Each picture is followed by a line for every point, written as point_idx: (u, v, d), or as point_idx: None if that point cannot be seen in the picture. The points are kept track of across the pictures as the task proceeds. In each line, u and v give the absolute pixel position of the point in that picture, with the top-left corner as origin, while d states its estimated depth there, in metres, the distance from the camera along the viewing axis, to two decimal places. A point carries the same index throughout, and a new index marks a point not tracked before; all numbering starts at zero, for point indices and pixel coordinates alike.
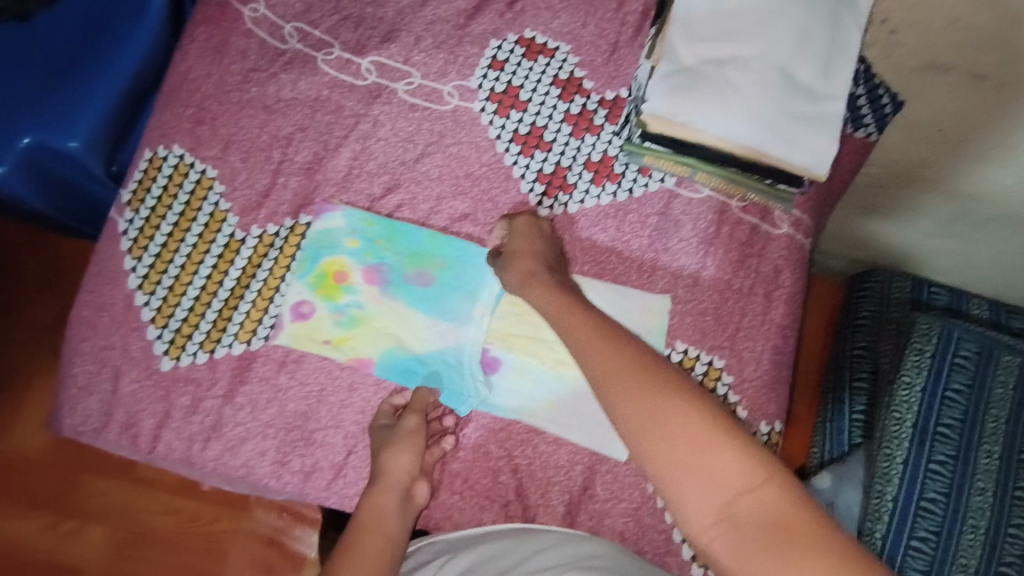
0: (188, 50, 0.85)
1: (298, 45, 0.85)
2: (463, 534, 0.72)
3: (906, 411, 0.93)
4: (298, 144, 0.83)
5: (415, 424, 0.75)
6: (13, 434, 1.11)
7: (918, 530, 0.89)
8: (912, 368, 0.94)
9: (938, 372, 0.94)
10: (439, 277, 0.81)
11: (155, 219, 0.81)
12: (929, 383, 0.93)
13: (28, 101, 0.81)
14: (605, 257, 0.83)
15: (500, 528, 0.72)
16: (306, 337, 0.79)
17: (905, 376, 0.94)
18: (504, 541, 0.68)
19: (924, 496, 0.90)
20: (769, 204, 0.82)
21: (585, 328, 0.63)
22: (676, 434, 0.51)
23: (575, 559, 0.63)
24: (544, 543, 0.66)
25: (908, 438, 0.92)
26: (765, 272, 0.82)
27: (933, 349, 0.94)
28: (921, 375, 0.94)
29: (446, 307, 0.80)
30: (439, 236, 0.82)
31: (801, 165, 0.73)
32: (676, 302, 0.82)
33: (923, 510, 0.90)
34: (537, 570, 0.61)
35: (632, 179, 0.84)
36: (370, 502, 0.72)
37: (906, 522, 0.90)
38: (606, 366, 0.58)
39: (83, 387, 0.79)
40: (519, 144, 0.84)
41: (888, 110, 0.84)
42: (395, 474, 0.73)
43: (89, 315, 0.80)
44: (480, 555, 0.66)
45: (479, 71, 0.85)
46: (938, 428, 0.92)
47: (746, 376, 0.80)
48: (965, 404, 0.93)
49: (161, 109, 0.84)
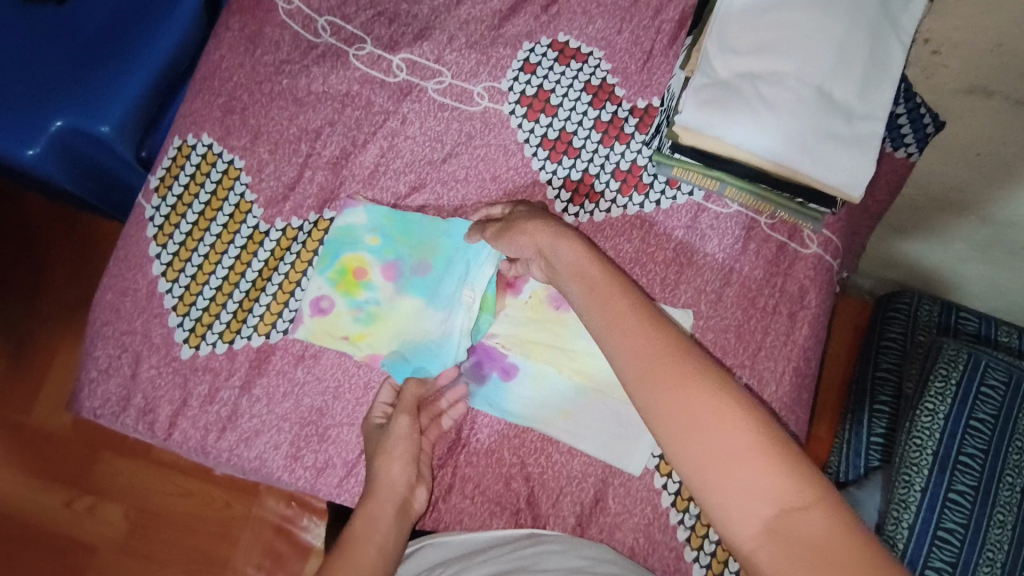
0: (223, 39, 0.85)
1: (331, 39, 0.85)
2: (457, 539, 0.70)
3: (927, 438, 0.91)
4: (326, 138, 0.83)
5: (405, 424, 0.73)
6: (35, 407, 1.13)
7: (933, 560, 0.87)
8: (935, 396, 0.91)
9: (963, 401, 0.91)
10: (435, 263, 0.80)
11: (181, 207, 0.81)
12: (953, 411, 0.91)
13: (64, 86, 0.82)
14: (629, 268, 0.82)
15: (503, 534, 0.71)
16: (325, 332, 0.79)
17: (930, 401, 0.92)
18: (510, 545, 0.67)
19: (941, 526, 0.87)
20: (799, 223, 0.80)
21: (614, 307, 0.59)
22: (720, 441, 0.49)
23: (584, 565, 0.62)
24: (553, 546, 0.66)
25: (928, 466, 0.90)
26: (791, 291, 0.81)
27: (959, 377, 0.91)
28: (945, 403, 0.91)
29: (453, 296, 0.80)
30: (435, 220, 0.81)
31: (833, 185, 0.71)
32: (698, 317, 0.80)
33: (939, 540, 0.87)
34: (552, 569, 0.60)
35: (660, 191, 0.83)
36: (365, 507, 0.68)
37: (921, 550, 0.87)
38: (639, 355, 0.55)
39: (104, 370, 0.79)
40: (547, 149, 0.83)
41: (930, 129, 0.82)
42: (388, 483, 0.70)
43: (112, 299, 0.80)
44: (489, 557, 0.65)
45: (511, 74, 0.84)
46: (959, 458, 0.90)
47: (766, 397, 0.79)
48: (990, 434, 0.90)
49: (193, 97, 0.84)
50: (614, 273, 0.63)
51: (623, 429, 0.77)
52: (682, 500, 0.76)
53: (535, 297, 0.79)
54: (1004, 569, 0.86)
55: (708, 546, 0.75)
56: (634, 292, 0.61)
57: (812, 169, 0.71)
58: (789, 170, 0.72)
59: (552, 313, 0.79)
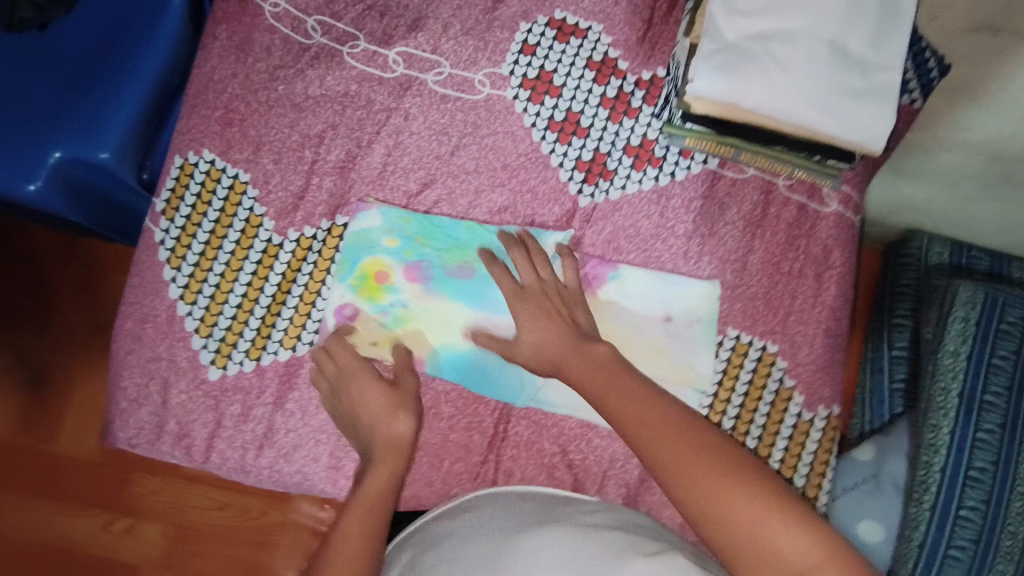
0: (212, 50, 0.83)
1: (322, 39, 0.82)
2: (494, 492, 0.70)
3: (950, 381, 0.83)
4: (330, 142, 0.81)
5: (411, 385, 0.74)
6: (61, 436, 1.12)
7: (965, 500, 0.80)
8: (954, 338, 0.84)
9: (983, 340, 0.83)
10: (479, 270, 0.79)
11: (191, 228, 0.80)
12: (975, 351, 0.83)
13: (57, 115, 0.80)
14: (650, 244, 0.80)
15: (541, 490, 0.71)
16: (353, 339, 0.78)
17: (949, 343, 0.84)
18: (546, 501, 0.67)
19: (972, 466, 0.80)
20: (818, 181, 0.79)
21: (602, 381, 0.65)
22: (718, 491, 0.51)
23: (615, 521, 0.62)
24: (592, 507, 0.66)
25: (953, 409, 0.82)
26: (815, 252, 0.80)
27: (978, 317, 0.84)
28: (966, 344, 0.83)
29: (491, 299, 0.78)
30: (478, 227, 0.80)
31: (855, 140, 0.69)
32: (725, 287, 0.79)
33: (971, 481, 0.80)
34: (589, 523, 0.61)
35: (673, 162, 0.81)
36: (362, 490, 0.66)
37: (953, 493, 0.80)
38: (636, 417, 0.59)
39: (132, 400, 0.79)
40: (555, 131, 0.82)
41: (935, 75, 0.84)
42: (400, 439, 0.70)
43: (133, 327, 0.79)
44: (523, 507, 0.65)
45: (510, 57, 0.82)
46: (985, 397, 0.82)
47: (799, 360, 0.79)
48: (1014, 370, 0.82)
49: (189, 113, 0.82)
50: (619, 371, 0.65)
51: None
52: None
53: None
54: None
55: None
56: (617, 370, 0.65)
57: (829, 125, 0.69)
58: (808, 129, 0.70)
59: None
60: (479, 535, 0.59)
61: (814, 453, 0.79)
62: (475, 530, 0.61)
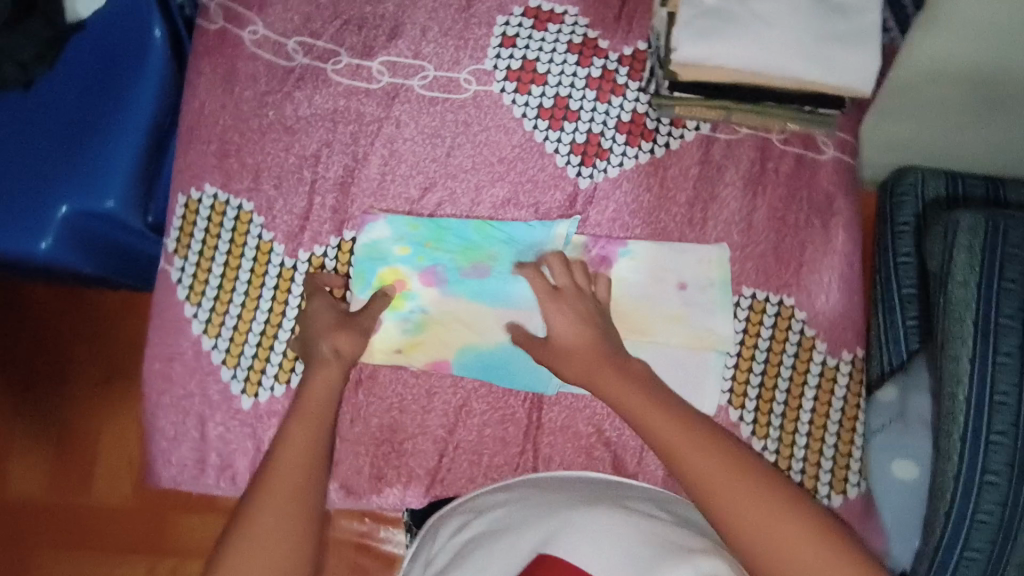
0: (198, 85, 0.83)
1: (304, 59, 0.83)
2: (543, 476, 0.73)
3: (963, 308, 0.76)
4: (327, 159, 0.82)
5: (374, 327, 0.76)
6: (96, 486, 1.13)
7: (994, 426, 0.72)
8: (962, 267, 0.77)
9: (993, 262, 0.75)
10: (494, 267, 0.79)
11: (204, 263, 0.81)
12: (985, 274, 0.75)
13: (57, 171, 0.81)
14: (655, 216, 0.81)
15: (584, 477, 0.72)
16: (381, 349, 0.79)
17: (957, 272, 0.77)
18: (596, 487, 0.69)
19: (996, 392, 0.72)
20: (811, 131, 0.80)
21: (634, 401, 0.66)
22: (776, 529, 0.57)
23: (655, 507, 0.64)
24: (636, 493, 0.68)
25: (970, 336, 0.74)
26: (819, 201, 0.81)
27: (984, 243, 0.76)
28: (976, 270, 0.76)
29: (509, 293, 0.79)
30: (486, 224, 0.80)
31: (844, 84, 0.71)
32: (733, 248, 0.80)
33: (997, 405, 0.72)
34: (640, 507, 0.63)
35: (666, 133, 0.82)
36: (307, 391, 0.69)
37: (980, 421, 0.72)
38: (675, 442, 0.63)
39: (171, 439, 0.80)
40: (546, 118, 0.82)
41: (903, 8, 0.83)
42: (344, 352, 0.72)
43: (161, 367, 0.80)
44: (573, 488, 0.68)
45: (492, 51, 0.83)
46: (1001, 319, 0.74)
47: (818, 308, 0.80)
48: None
49: (185, 150, 0.82)
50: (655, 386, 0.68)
51: (695, 375, 0.78)
52: (760, 428, 0.79)
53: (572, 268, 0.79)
54: None
55: (796, 465, 0.79)
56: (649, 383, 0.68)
57: (816, 71, 0.70)
58: (795, 80, 0.72)
59: None
60: (525, 511, 0.63)
61: (844, 401, 0.80)
62: (508, 515, 0.63)
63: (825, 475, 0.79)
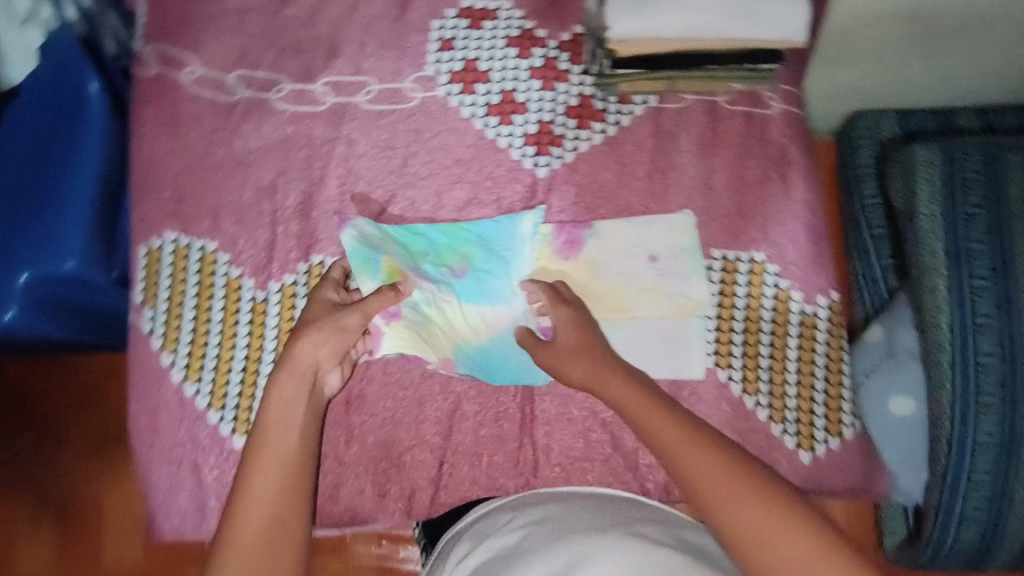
0: (144, 134, 0.83)
1: (247, 91, 0.83)
2: (555, 494, 0.71)
3: (931, 239, 0.77)
4: (284, 188, 0.81)
5: (355, 325, 0.70)
6: (104, 553, 1.11)
7: (980, 347, 0.73)
8: (924, 201, 0.78)
9: (952, 192, 0.77)
10: (470, 265, 0.79)
11: (175, 308, 0.81)
12: (946, 205, 0.77)
13: (11, 240, 0.80)
14: (617, 193, 0.81)
15: (591, 493, 0.71)
16: (404, 339, 0.78)
17: (922, 206, 0.78)
18: (606, 506, 0.67)
19: (976, 313, 0.73)
20: (755, 88, 0.81)
21: (633, 402, 0.64)
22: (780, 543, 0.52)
23: (671, 531, 0.62)
24: (650, 515, 0.65)
25: (941, 265, 0.75)
26: (773, 155, 0.82)
27: (941, 175, 0.78)
28: (937, 202, 0.77)
29: (489, 290, 0.78)
30: (454, 226, 0.80)
31: (778, 36, 0.72)
32: (698, 214, 0.80)
33: (978, 326, 0.73)
34: (649, 531, 0.60)
35: (615, 110, 0.82)
36: (269, 407, 0.64)
37: (965, 345, 0.73)
38: (680, 447, 0.59)
39: (167, 490, 0.79)
40: (495, 114, 0.82)
41: None
42: (305, 361, 0.66)
43: (147, 420, 0.79)
44: (585, 510, 0.66)
45: (432, 56, 0.83)
46: (969, 245, 0.75)
47: (788, 259, 0.80)
48: (993, 213, 0.76)
49: (140, 200, 0.82)
50: (652, 387, 0.66)
51: (679, 342, 0.79)
52: (750, 384, 0.78)
53: (542, 257, 0.79)
54: None
55: (789, 416, 0.78)
56: (652, 391, 0.65)
57: (749, 27, 0.72)
58: (732, 39, 0.73)
59: (565, 267, 0.79)
60: (535, 536, 0.61)
61: (827, 345, 0.79)
62: (519, 543, 0.61)
63: (818, 426, 0.78)
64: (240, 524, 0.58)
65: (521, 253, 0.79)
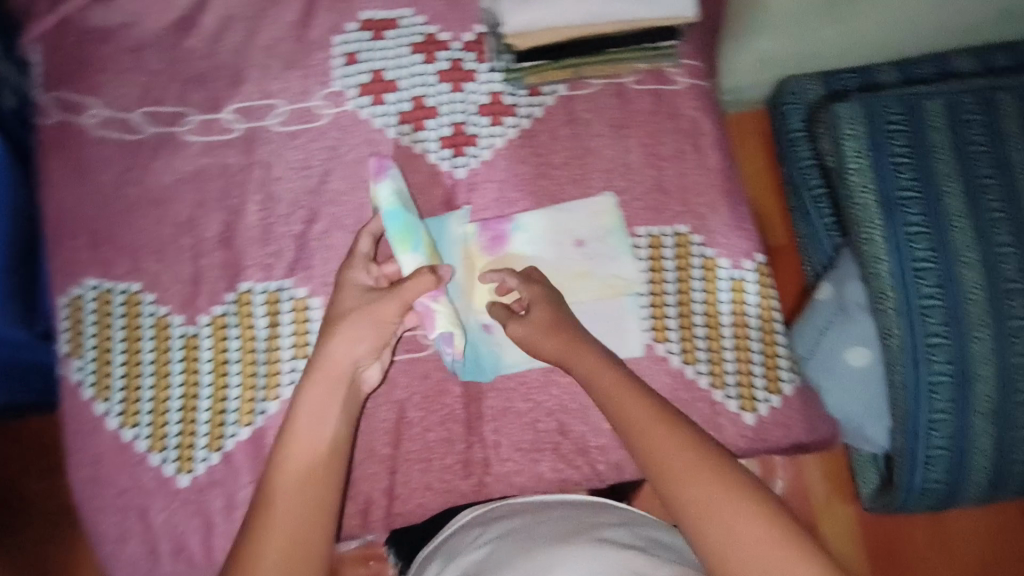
0: (52, 181, 0.81)
1: (153, 128, 0.82)
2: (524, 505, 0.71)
3: (864, 193, 0.86)
4: (203, 220, 0.80)
5: (394, 314, 0.66)
6: None
7: (924, 290, 0.82)
8: (852, 159, 0.87)
9: (879, 148, 0.86)
10: None
11: (105, 355, 0.78)
12: (876, 160, 0.86)
13: None
14: (537, 182, 0.82)
15: (562, 502, 0.71)
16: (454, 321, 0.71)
17: (852, 162, 0.87)
18: (575, 512, 0.68)
19: (915, 258, 0.83)
20: (659, 66, 0.83)
21: (603, 385, 0.65)
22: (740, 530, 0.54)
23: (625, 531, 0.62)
24: (616, 519, 0.66)
25: (878, 214, 0.84)
26: (685, 128, 0.84)
27: (866, 131, 0.87)
28: (865, 158, 0.86)
29: None
30: None
31: (667, 14, 0.74)
32: (619, 194, 0.81)
33: (919, 271, 0.82)
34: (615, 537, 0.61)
35: (525, 102, 0.83)
36: (298, 413, 0.63)
37: (909, 289, 0.82)
38: (646, 430, 0.61)
39: (115, 542, 0.76)
40: (409, 121, 0.82)
41: None
42: (340, 359, 0.65)
43: (87, 472, 0.77)
44: (553, 516, 0.66)
45: (338, 72, 0.83)
46: (900, 193, 0.84)
47: (712, 228, 0.82)
48: (918, 163, 0.85)
49: (55, 249, 0.80)
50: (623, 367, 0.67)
51: (615, 322, 0.79)
52: (689, 354, 0.79)
53: (471, 256, 0.80)
54: (982, 266, 0.82)
55: (729, 379, 0.79)
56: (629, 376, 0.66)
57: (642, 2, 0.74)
58: (624, 22, 0.74)
59: (495, 261, 0.80)
60: (502, 551, 0.62)
61: (757, 304, 0.81)
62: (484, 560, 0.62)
63: (755, 373, 0.80)
64: (262, 549, 0.56)
65: (452, 253, 0.79)
